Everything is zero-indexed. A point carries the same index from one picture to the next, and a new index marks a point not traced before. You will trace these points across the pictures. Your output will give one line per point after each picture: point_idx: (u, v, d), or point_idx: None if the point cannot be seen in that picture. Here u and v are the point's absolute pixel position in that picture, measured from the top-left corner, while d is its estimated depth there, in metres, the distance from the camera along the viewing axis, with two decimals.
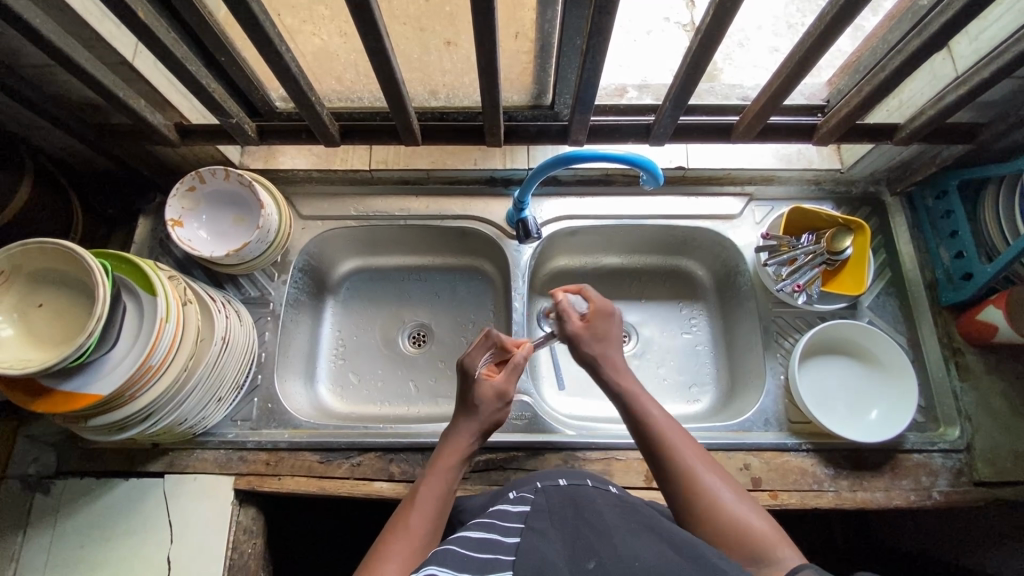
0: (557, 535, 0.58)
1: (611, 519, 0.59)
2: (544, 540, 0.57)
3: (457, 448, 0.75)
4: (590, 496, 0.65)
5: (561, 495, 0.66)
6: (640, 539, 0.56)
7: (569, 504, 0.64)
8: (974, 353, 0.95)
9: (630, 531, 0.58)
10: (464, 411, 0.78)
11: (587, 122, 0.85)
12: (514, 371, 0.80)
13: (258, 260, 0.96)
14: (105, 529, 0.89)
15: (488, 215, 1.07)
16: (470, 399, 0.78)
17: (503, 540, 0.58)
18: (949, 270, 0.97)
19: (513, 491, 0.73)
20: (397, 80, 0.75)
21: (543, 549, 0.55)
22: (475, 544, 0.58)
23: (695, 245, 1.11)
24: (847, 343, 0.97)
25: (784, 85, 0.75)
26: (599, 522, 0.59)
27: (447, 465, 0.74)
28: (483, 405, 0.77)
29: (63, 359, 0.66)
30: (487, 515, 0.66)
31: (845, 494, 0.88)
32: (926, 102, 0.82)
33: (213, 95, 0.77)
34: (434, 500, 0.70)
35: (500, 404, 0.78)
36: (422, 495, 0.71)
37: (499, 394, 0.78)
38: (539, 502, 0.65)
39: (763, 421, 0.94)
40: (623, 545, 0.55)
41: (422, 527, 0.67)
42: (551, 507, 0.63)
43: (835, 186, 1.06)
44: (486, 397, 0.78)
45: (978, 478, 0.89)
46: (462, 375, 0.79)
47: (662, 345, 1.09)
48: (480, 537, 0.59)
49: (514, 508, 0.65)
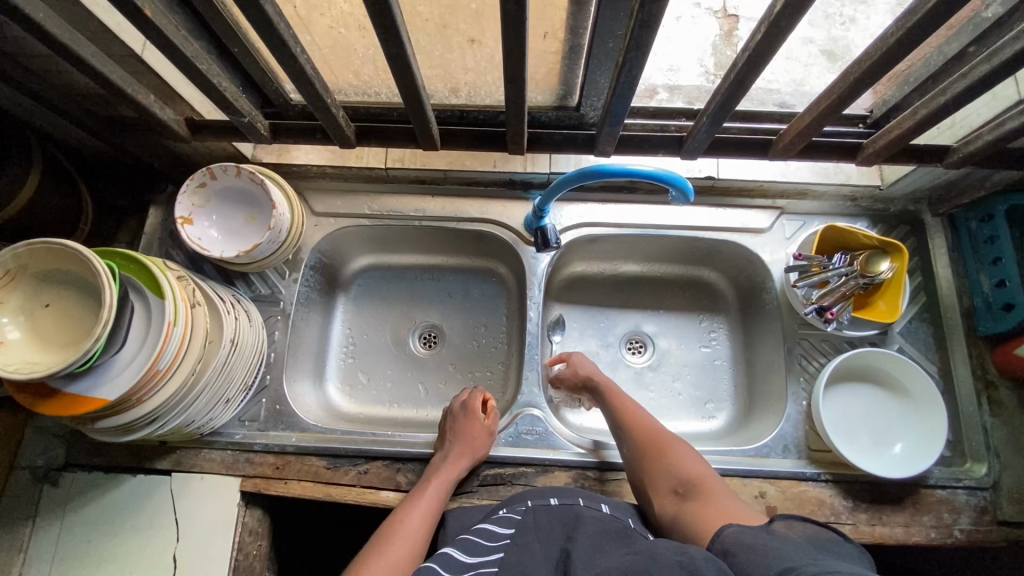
0: (541, 547, 0.65)
1: (591, 533, 0.65)
2: (527, 550, 0.64)
3: (445, 474, 0.84)
4: (579, 514, 0.70)
5: (549, 514, 0.70)
6: (609, 548, 0.62)
7: (557, 522, 0.69)
8: (1008, 386, 0.91)
9: (603, 545, 0.63)
10: (456, 442, 0.86)
11: (617, 134, 0.81)
12: (490, 416, 0.92)
13: (269, 259, 0.93)
14: (112, 523, 0.88)
15: (505, 219, 1.03)
16: (468, 433, 0.87)
17: (485, 561, 0.64)
18: (989, 299, 0.92)
19: (503, 506, 0.78)
20: (417, 84, 0.71)
21: (523, 560, 0.63)
22: (457, 568, 0.63)
23: (720, 258, 1.06)
24: (876, 371, 0.92)
25: (830, 106, 0.70)
26: (578, 535, 0.65)
27: (433, 494, 0.82)
28: (475, 437, 0.87)
29: (70, 364, 0.65)
30: (473, 531, 0.72)
31: (863, 528, 0.85)
32: (982, 125, 0.77)
33: (225, 94, 0.73)
34: (412, 529, 0.77)
35: (488, 439, 0.89)
36: (404, 529, 0.77)
37: (486, 432, 0.89)
38: (528, 518, 0.70)
39: (782, 447, 0.91)
40: (593, 555, 0.61)
41: (423, 525, 0.78)
42: (541, 524, 0.69)
43: (873, 204, 1.01)
44: (480, 434, 0.88)
45: (1002, 518, 0.86)
46: (448, 416, 0.91)
47: (679, 358, 1.06)
48: (464, 559, 0.65)
49: (501, 527, 0.70)
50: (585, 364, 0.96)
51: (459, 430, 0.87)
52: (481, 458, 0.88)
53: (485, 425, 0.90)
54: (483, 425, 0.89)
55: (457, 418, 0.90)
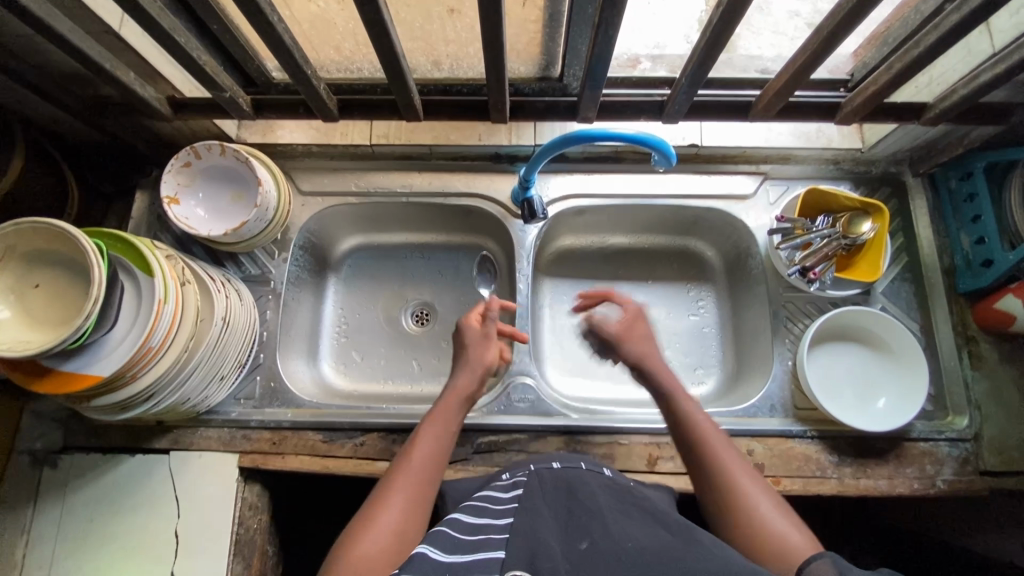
0: (549, 511, 0.61)
1: (604, 501, 0.62)
2: (536, 515, 0.60)
3: (454, 394, 0.78)
4: (584, 479, 0.67)
5: (554, 477, 0.68)
6: (629, 521, 0.59)
7: (562, 483, 0.67)
8: (988, 341, 0.93)
9: (624, 516, 0.60)
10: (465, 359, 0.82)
11: (598, 99, 0.81)
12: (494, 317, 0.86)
13: (257, 238, 0.93)
14: (112, 503, 0.90)
15: (492, 193, 1.04)
16: (464, 347, 0.84)
17: (495, 523, 0.61)
18: (969, 256, 0.94)
19: (505, 472, 0.76)
20: (398, 54, 0.72)
21: (533, 524, 0.59)
22: (465, 528, 0.61)
23: (706, 226, 1.07)
24: (858, 329, 0.94)
25: (804, 66, 0.71)
26: (592, 502, 0.62)
27: (441, 420, 0.75)
28: (479, 349, 0.83)
29: (62, 342, 0.66)
30: (477, 498, 0.70)
31: (848, 481, 0.87)
32: (958, 80, 0.78)
33: (206, 68, 0.73)
34: (411, 487, 0.68)
35: (493, 346, 0.84)
36: (399, 495, 0.67)
37: (487, 337, 0.84)
38: (531, 482, 0.68)
39: (769, 407, 0.93)
40: (613, 525, 0.58)
41: (424, 474, 0.70)
42: (546, 488, 0.66)
43: (855, 166, 1.02)
44: (483, 342, 0.83)
45: (983, 467, 0.88)
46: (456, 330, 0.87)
47: (668, 327, 1.08)
48: (470, 520, 0.63)
49: (505, 492, 0.69)
50: (637, 322, 0.85)
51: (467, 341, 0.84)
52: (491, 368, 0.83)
53: (487, 330, 0.85)
54: (483, 330, 0.85)
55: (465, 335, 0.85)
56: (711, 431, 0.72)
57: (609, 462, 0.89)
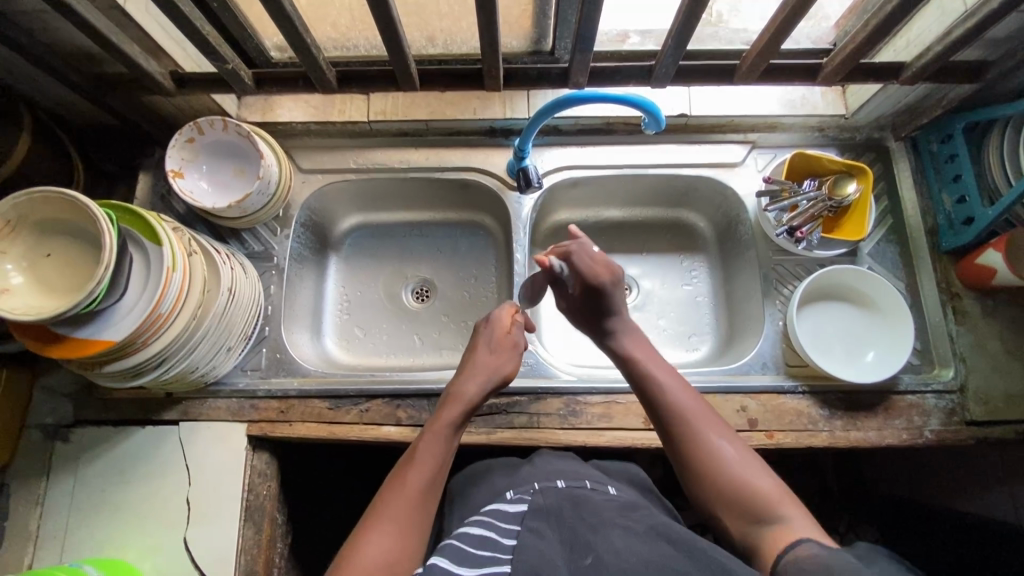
0: (554, 532, 0.61)
1: (609, 515, 0.63)
2: (542, 539, 0.60)
3: (459, 402, 0.76)
4: (589, 497, 0.68)
5: (559, 494, 0.68)
6: (633, 535, 0.59)
7: (569, 502, 0.66)
8: (972, 297, 0.96)
9: (626, 528, 0.60)
10: (478, 363, 0.81)
11: (588, 64, 0.83)
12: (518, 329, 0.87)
13: (260, 213, 0.96)
14: (123, 474, 0.92)
15: (488, 167, 1.07)
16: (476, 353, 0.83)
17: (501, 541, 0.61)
18: (951, 216, 0.97)
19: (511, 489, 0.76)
20: (396, 23, 0.74)
21: (539, 546, 0.58)
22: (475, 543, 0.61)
23: (696, 196, 1.10)
24: (846, 288, 0.97)
25: (783, 26, 0.74)
26: (596, 518, 0.62)
27: (445, 422, 0.74)
28: (500, 356, 0.82)
29: (74, 305, 0.68)
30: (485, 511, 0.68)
31: (838, 434, 0.90)
32: (934, 38, 0.81)
33: (208, 39, 0.75)
34: (406, 501, 0.67)
35: (513, 356, 0.83)
36: (395, 510, 0.66)
37: (512, 346, 0.84)
38: (537, 498, 0.67)
39: (761, 364, 0.96)
40: (617, 539, 0.58)
41: (423, 487, 0.68)
42: (552, 505, 0.65)
43: (840, 133, 1.05)
44: (503, 349, 0.83)
45: (969, 417, 0.91)
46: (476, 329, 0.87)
47: (663, 296, 1.11)
48: (477, 534, 0.62)
49: (512, 503, 0.67)
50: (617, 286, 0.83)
51: (489, 341, 0.84)
52: (503, 377, 0.82)
53: (511, 337, 0.85)
54: (512, 336, 0.85)
55: (486, 336, 0.84)
56: (683, 393, 0.74)
57: (608, 421, 0.92)
